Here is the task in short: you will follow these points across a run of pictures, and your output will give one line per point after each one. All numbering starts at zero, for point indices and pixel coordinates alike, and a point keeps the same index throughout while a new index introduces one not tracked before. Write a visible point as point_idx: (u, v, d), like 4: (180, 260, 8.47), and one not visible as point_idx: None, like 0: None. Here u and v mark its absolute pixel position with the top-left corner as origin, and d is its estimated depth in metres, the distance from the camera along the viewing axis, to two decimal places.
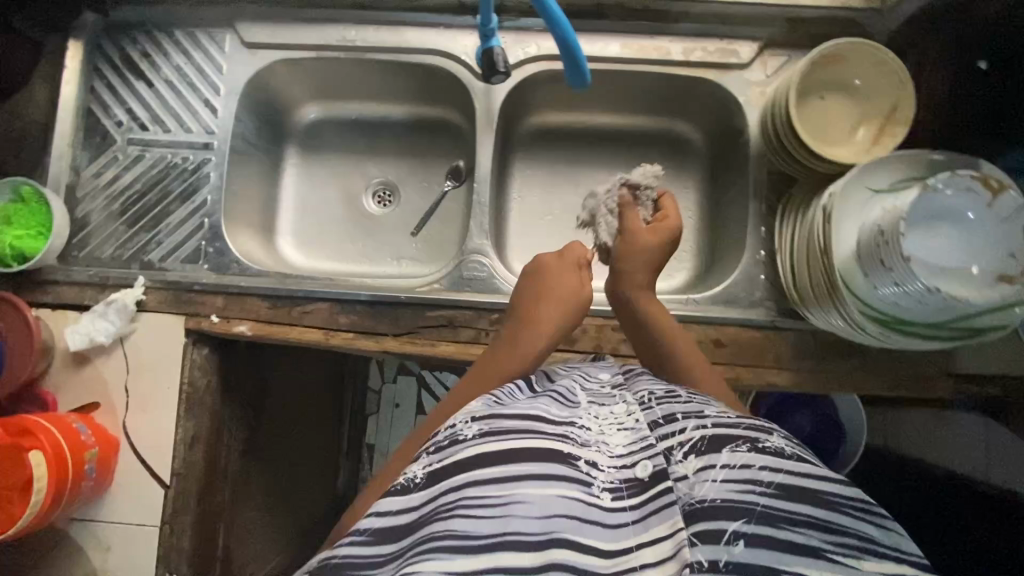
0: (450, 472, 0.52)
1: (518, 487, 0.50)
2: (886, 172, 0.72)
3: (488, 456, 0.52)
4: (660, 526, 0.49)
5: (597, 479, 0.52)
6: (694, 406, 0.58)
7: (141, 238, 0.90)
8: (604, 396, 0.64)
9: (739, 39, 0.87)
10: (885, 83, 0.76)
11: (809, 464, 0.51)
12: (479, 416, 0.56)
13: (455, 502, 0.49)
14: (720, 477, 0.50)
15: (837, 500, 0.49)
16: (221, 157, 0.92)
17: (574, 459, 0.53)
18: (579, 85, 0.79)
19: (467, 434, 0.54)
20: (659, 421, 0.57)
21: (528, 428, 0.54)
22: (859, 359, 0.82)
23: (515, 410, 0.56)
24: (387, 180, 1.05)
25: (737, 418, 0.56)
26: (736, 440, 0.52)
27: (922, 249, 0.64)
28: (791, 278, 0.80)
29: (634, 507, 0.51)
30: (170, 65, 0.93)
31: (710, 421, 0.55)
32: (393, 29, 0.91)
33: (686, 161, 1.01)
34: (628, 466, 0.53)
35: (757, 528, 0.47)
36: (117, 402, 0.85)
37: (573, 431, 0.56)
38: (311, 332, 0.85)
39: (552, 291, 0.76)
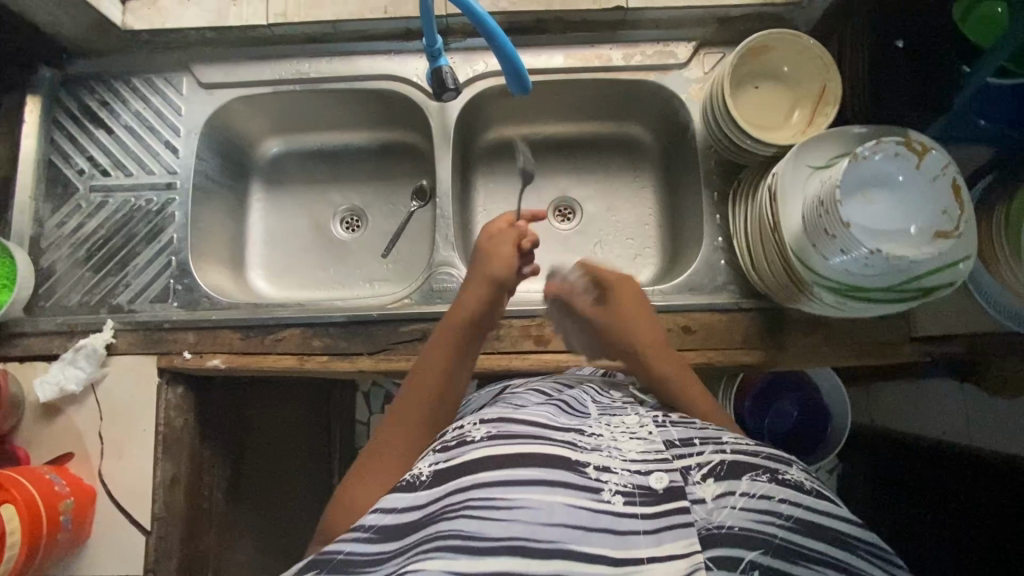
0: (457, 470, 0.51)
1: (525, 490, 0.48)
2: (821, 150, 0.76)
3: (488, 459, 0.51)
4: (676, 543, 0.47)
5: (609, 484, 0.50)
6: (712, 431, 0.58)
7: (109, 282, 0.90)
8: (615, 409, 0.64)
9: (675, 41, 0.92)
10: (811, 69, 0.81)
11: (827, 502, 0.51)
12: (488, 420, 0.56)
13: (462, 504, 0.48)
14: (740, 505, 0.49)
15: (853, 543, 0.49)
16: (185, 196, 0.92)
17: (582, 466, 0.51)
18: (520, 89, 0.82)
19: (475, 436, 0.54)
20: (675, 441, 0.56)
21: (536, 433, 0.53)
22: (824, 333, 0.85)
23: (523, 415, 0.56)
24: (354, 206, 1.08)
25: (755, 445, 0.56)
26: (758, 468, 0.52)
27: (862, 214, 0.68)
28: (750, 258, 0.82)
29: (648, 515, 0.49)
30: (131, 111, 0.95)
31: (728, 446, 0.55)
32: (345, 59, 0.94)
33: (641, 160, 1.05)
34: (641, 474, 0.51)
35: (771, 561, 0.47)
36: (92, 450, 0.83)
37: (582, 438, 0.54)
38: (284, 359, 0.85)
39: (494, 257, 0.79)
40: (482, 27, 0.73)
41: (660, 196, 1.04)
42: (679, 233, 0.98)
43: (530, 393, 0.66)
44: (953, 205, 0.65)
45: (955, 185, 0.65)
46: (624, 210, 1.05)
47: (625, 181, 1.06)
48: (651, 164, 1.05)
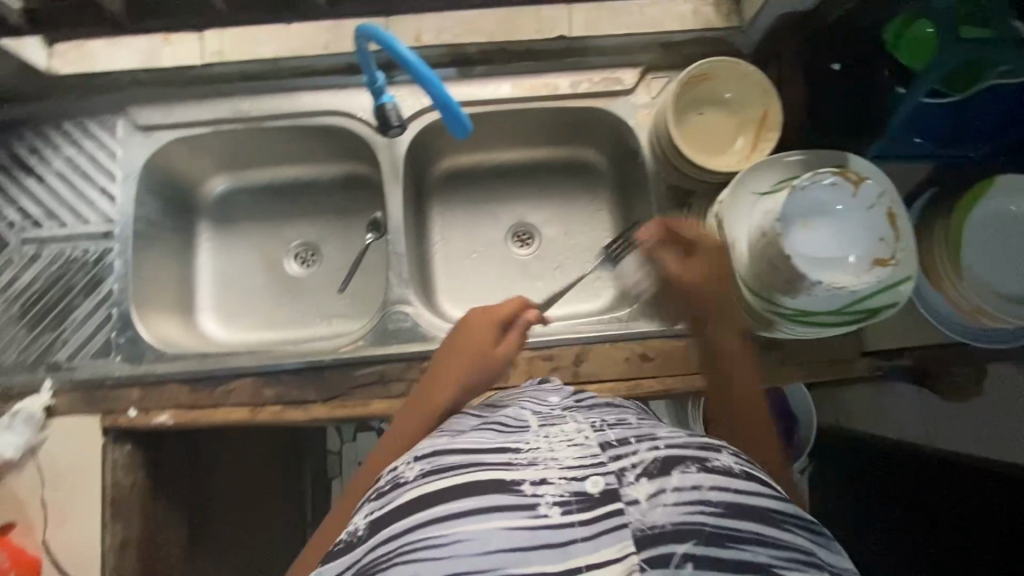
0: (390, 518, 0.50)
1: (460, 523, 0.47)
2: (765, 176, 0.77)
3: (425, 497, 0.50)
4: (610, 548, 0.45)
5: (545, 496, 0.48)
6: (646, 427, 0.57)
7: (45, 338, 0.86)
8: (554, 417, 0.60)
9: (621, 68, 0.92)
10: (752, 94, 0.82)
11: (755, 482, 0.52)
12: (422, 455, 0.55)
13: (395, 553, 0.47)
14: (672, 500, 0.47)
15: (780, 516, 0.49)
16: (124, 243, 0.89)
17: (517, 485, 0.49)
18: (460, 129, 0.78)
19: (409, 476, 0.53)
20: (613, 442, 0.53)
21: (469, 460, 0.52)
22: (780, 353, 0.85)
23: (458, 443, 0.55)
24: (308, 240, 1.06)
25: (687, 437, 0.56)
26: (687, 460, 0.52)
27: (806, 243, 0.68)
28: (701, 279, 0.83)
29: (585, 523, 0.46)
30: (63, 157, 0.91)
31: (663, 443, 0.53)
32: (287, 95, 0.92)
33: (595, 183, 1.06)
34: (578, 480, 0.49)
35: (706, 551, 0.45)
36: (35, 518, 0.80)
37: (517, 456, 0.52)
38: (236, 412, 0.82)
39: (468, 346, 0.73)
40: (413, 73, 0.73)
41: (616, 218, 1.05)
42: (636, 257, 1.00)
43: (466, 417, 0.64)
44: (889, 233, 0.66)
45: (891, 212, 0.66)
46: (583, 233, 1.06)
47: (581, 204, 1.07)
48: (606, 186, 1.06)
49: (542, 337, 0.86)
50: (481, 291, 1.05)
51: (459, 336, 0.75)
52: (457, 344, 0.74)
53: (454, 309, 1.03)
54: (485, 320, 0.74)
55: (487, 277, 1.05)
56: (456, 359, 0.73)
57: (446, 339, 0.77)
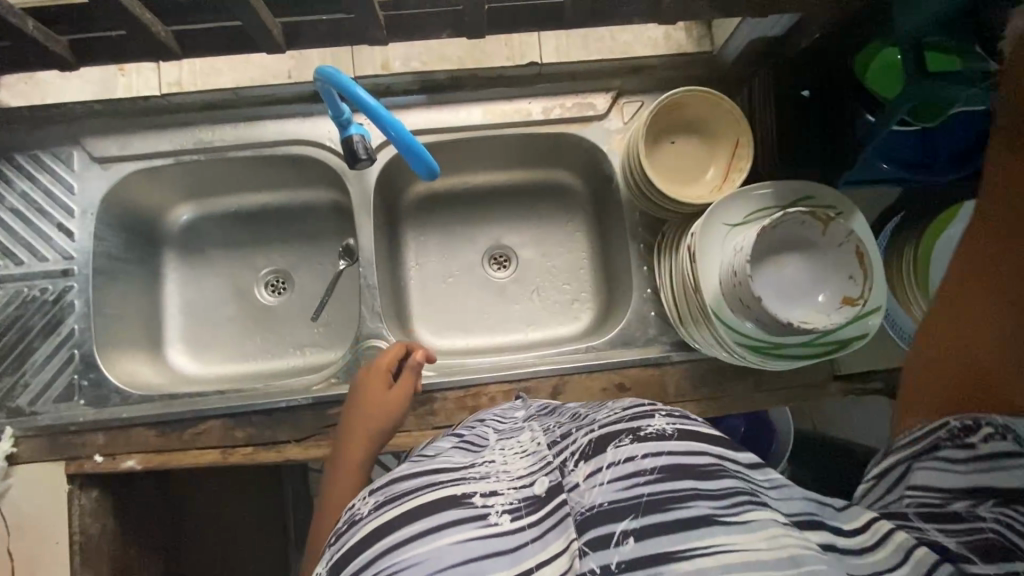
0: (347, 556, 0.52)
1: (409, 548, 0.48)
2: (739, 208, 0.77)
3: (379, 529, 0.51)
4: (556, 542, 0.48)
5: (495, 506, 0.52)
6: (588, 415, 0.61)
7: (4, 382, 0.83)
8: (511, 432, 0.67)
9: (593, 92, 0.91)
10: (723, 121, 0.81)
11: (688, 441, 0.50)
12: (375, 490, 0.57)
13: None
14: (608, 478, 0.49)
15: (711, 466, 0.48)
16: (84, 281, 0.86)
17: (469, 497, 0.53)
18: (429, 172, 0.79)
19: (363, 511, 0.55)
20: (556, 441, 0.59)
21: (423, 480, 0.55)
22: (754, 380, 0.86)
23: (415, 466, 0.59)
24: (278, 268, 1.03)
25: (624, 412, 0.56)
26: (619, 433, 0.52)
27: (776, 283, 0.69)
28: (675, 307, 0.83)
29: (534, 523, 0.50)
30: (16, 193, 0.87)
31: (598, 425, 0.56)
32: (250, 124, 0.89)
33: (571, 205, 1.06)
34: (527, 486, 0.54)
35: (644, 520, 0.45)
36: None
37: (472, 470, 0.57)
38: (207, 454, 0.81)
39: (376, 400, 0.76)
40: (376, 118, 0.72)
41: (592, 241, 1.05)
42: (611, 279, 1.01)
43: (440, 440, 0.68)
44: (858, 271, 0.67)
45: (860, 251, 0.66)
46: (558, 254, 1.06)
47: (556, 227, 1.07)
48: (581, 207, 1.05)
49: (518, 369, 0.86)
50: (458, 316, 1.04)
51: (360, 394, 0.78)
52: (362, 401, 0.77)
53: (431, 335, 1.02)
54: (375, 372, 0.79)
55: (464, 301, 1.05)
56: (362, 416, 0.76)
57: (351, 397, 0.79)
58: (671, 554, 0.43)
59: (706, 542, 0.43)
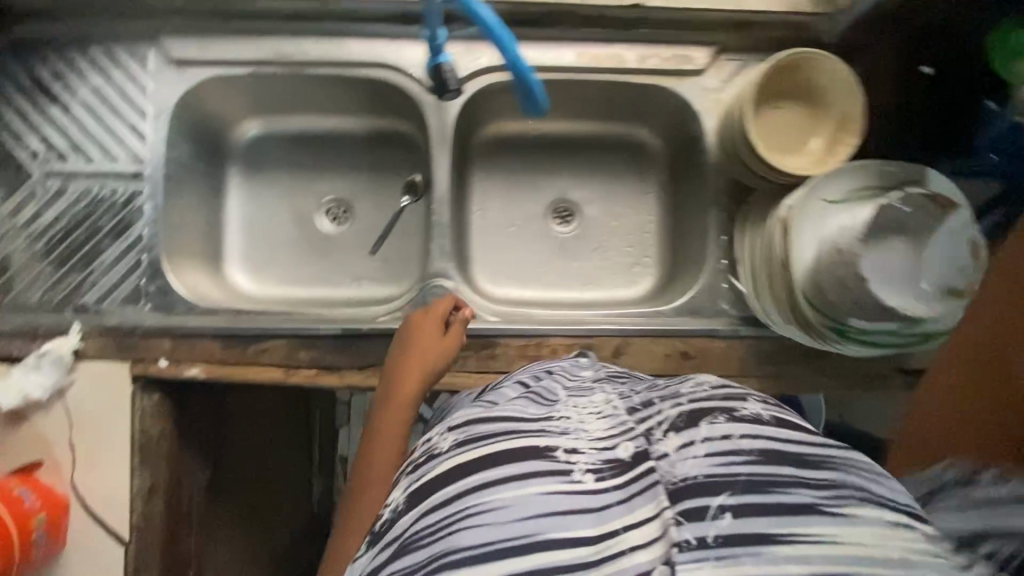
0: (429, 488, 0.51)
1: (493, 493, 0.47)
2: (837, 185, 0.74)
3: (461, 468, 0.51)
4: (645, 507, 0.45)
5: (578, 463, 0.49)
6: (673, 387, 0.58)
7: (72, 279, 0.83)
8: (583, 390, 0.64)
9: (693, 45, 0.87)
10: (836, 92, 0.76)
11: (788, 429, 0.49)
12: (454, 426, 0.56)
13: (438, 527, 0.48)
14: (704, 452, 0.47)
15: (812, 457, 0.47)
16: (155, 187, 0.84)
17: (552, 451, 0.50)
18: (536, 111, 0.74)
19: (444, 447, 0.54)
20: (637, 407, 0.56)
21: (504, 429, 0.53)
22: (819, 362, 0.85)
23: (496, 413, 0.56)
24: (340, 196, 1.01)
25: (715, 391, 0.55)
26: (713, 412, 0.51)
27: (888, 262, 0.69)
28: (753, 285, 0.82)
29: (619, 486, 0.47)
30: (90, 87, 0.84)
31: (686, 399, 0.54)
32: (334, 41, 0.86)
33: (645, 165, 1.02)
34: (609, 448, 0.51)
35: (743, 498, 0.44)
36: (62, 458, 0.80)
37: (549, 425, 0.54)
38: (270, 372, 0.81)
39: (424, 348, 0.75)
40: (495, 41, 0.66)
41: (663, 204, 1.01)
42: (679, 246, 0.98)
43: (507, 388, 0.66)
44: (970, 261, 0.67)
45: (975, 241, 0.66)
46: (625, 215, 1.03)
47: (627, 186, 1.03)
48: (656, 169, 1.02)
49: (582, 323, 0.85)
50: (515, 267, 1.02)
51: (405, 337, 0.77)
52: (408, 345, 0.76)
53: (487, 282, 1.01)
54: (424, 321, 0.77)
55: (524, 252, 1.03)
56: (412, 363, 0.74)
57: (398, 339, 0.78)
58: (771, 536, 0.42)
59: (813, 531, 0.42)
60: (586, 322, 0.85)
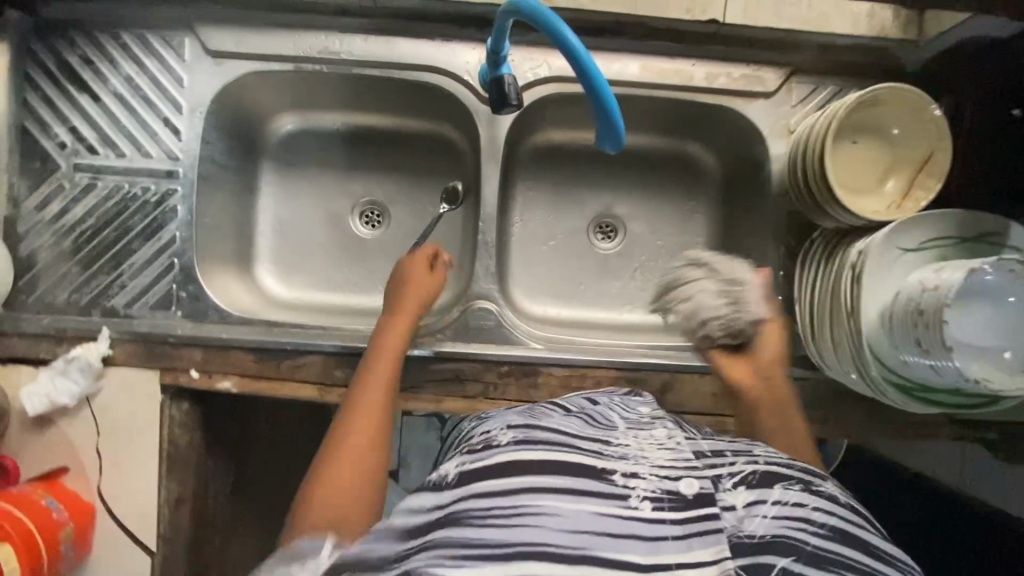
0: (482, 474, 0.45)
1: (551, 497, 0.43)
2: (916, 231, 0.70)
3: (520, 464, 0.45)
4: (703, 550, 0.43)
5: (637, 488, 0.45)
6: (744, 443, 0.55)
7: (101, 280, 0.79)
8: (642, 424, 0.59)
9: (766, 65, 0.81)
10: (922, 134, 0.72)
11: (861, 516, 0.49)
12: (514, 425, 0.52)
13: (487, 511, 0.43)
14: (771, 514, 0.46)
15: (881, 551, 0.47)
16: (188, 188, 0.80)
17: (610, 475, 0.46)
18: (612, 146, 0.66)
19: (501, 440, 0.48)
20: (707, 451, 0.52)
21: (565, 441, 0.48)
22: (870, 409, 0.82)
23: (551, 423, 0.51)
24: (375, 199, 0.96)
25: (787, 457, 0.54)
26: (789, 478, 0.50)
27: (964, 325, 0.61)
28: (810, 325, 0.78)
29: (676, 523, 0.44)
30: (120, 76, 0.79)
31: (761, 458, 0.52)
32: (383, 39, 0.80)
33: (696, 184, 0.97)
34: (671, 479, 0.46)
35: (805, 568, 0.43)
36: (89, 465, 0.77)
37: (609, 448, 0.49)
38: (304, 388, 0.79)
39: (418, 285, 0.78)
40: (576, 64, 0.59)
41: (713, 227, 0.96)
42: None
43: (550, 404, 0.61)
44: None
45: None
46: (673, 235, 0.98)
47: (676, 205, 0.98)
48: (708, 189, 0.97)
49: (628, 355, 0.81)
50: (553, 283, 0.98)
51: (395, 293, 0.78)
52: (399, 302, 0.77)
53: (523, 298, 0.96)
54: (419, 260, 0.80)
55: (564, 268, 0.98)
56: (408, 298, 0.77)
57: (391, 282, 0.80)
58: None
59: None
60: (633, 356, 0.81)
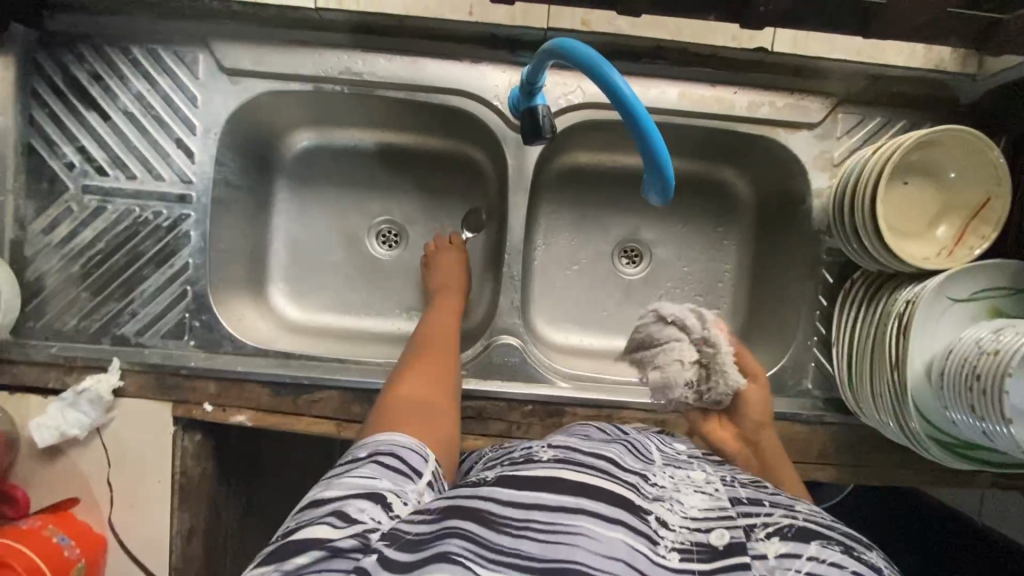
0: (521, 481, 0.43)
1: (586, 518, 0.41)
2: (967, 284, 0.67)
3: (558, 481, 0.43)
4: None
5: (665, 538, 0.43)
6: (784, 497, 0.50)
7: (111, 307, 0.76)
8: (680, 461, 0.56)
9: (812, 94, 0.77)
10: (980, 180, 0.69)
11: None
12: (557, 445, 0.50)
13: (524, 520, 0.40)
14: (806, 570, 0.41)
15: None
16: (202, 213, 0.77)
17: (643, 512, 0.44)
18: (658, 197, 0.59)
19: (542, 458, 0.47)
20: (742, 500, 0.49)
21: (605, 470, 0.46)
22: (905, 456, 0.79)
23: (594, 448, 0.49)
24: (394, 219, 0.93)
25: (831, 519, 0.48)
26: (829, 537, 0.44)
27: None
28: (847, 372, 0.75)
29: (705, 574, 0.41)
30: (131, 93, 0.75)
31: (800, 515, 0.47)
32: (408, 59, 0.76)
33: (728, 212, 0.93)
34: (702, 530, 0.44)
35: None
36: (99, 497, 0.75)
37: (645, 486, 0.47)
38: (320, 424, 0.76)
39: (454, 269, 0.85)
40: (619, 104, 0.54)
41: (744, 256, 0.92)
42: (758, 307, 0.90)
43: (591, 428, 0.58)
44: None
45: None
46: (702, 264, 0.93)
47: (707, 234, 0.94)
48: (740, 216, 0.93)
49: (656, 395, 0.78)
50: (575, 311, 0.95)
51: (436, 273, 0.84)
52: (441, 282, 0.83)
53: (544, 326, 0.93)
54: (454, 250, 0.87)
55: (587, 295, 0.95)
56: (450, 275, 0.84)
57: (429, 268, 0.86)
58: None
59: None
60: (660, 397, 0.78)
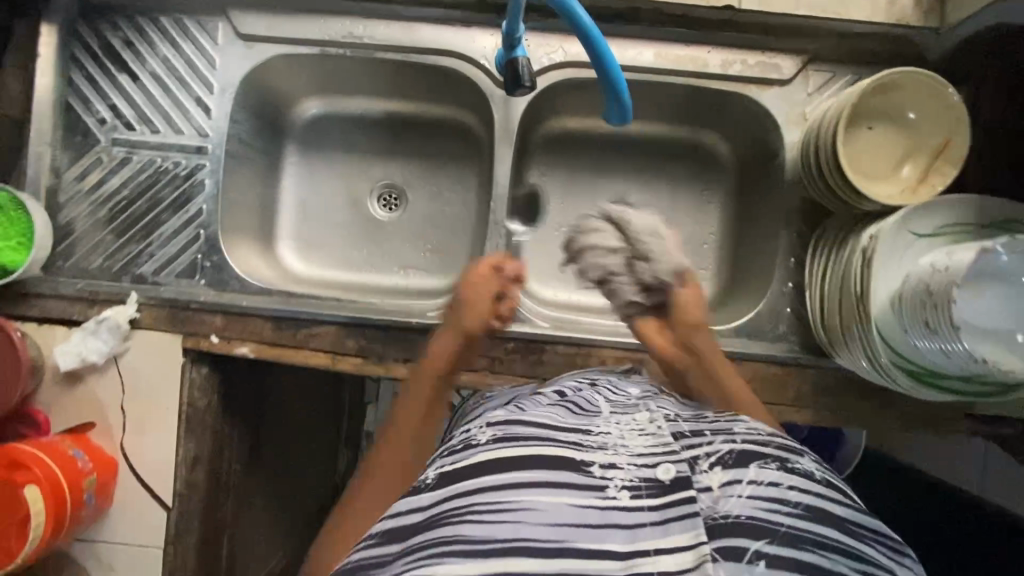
0: (462, 473, 0.46)
1: (529, 491, 0.44)
2: (929, 219, 0.70)
3: (501, 462, 0.46)
4: (682, 535, 0.43)
5: (614, 479, 0.46)
6: (724, 421, 0.53)
7: (132, 248, 0.84)
8: (628, 406, 0.58)
9: (782, 53, 0.81)
10: (941, 120, 0.72)
11: (838, 492, 0.47)
12: (495, 421, 0.51)
13: (469, 507, 0.43)
14: (746, 493, 0.45)
15: (857, 529, 0.45)
16: (216, 163, 0.84)
17: (588, 466, 0.46)
18: (617, 121, 0.69)
19: (481, 438, 0.49)
20: (686, 433, 0.51)
21: (543, 434, 0.48)
22: (881, 400, 0.80)
23: (530, 416, 0.51)
24: (393, 182, 0.99)
25: (767, 434, 0.51)
26: (765, 457, 0.48)
27: (980, 311, 0.60)
28: (820, 316, 0.78)
29: (654, 508, 0.44)
30: (158, 57, 0.84)
31: (738, 437, 0.50)
32: (404, 25, 0.83)
33: (710, 173, 0.97)
34: (649, 466, 0.47)
35: (781, 549, 0.42)
36: (113, 422, 0.81)
37: (588, 438, 0.50)
38: (318, 357, 0.81)
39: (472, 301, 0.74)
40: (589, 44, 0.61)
41: (726, 215, 0.96)
42: (739, 263, 0.93)
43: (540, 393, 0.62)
44: None
45: None
46: (686, 223, 0.97)
47: (690, 195, 0.98)
48: (722, 177, 0.96)
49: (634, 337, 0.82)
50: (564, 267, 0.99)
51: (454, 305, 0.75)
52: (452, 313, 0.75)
53: (533, 281, 0.98)
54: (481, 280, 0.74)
55: None
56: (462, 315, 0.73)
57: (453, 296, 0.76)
58: None
59: None
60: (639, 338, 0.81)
